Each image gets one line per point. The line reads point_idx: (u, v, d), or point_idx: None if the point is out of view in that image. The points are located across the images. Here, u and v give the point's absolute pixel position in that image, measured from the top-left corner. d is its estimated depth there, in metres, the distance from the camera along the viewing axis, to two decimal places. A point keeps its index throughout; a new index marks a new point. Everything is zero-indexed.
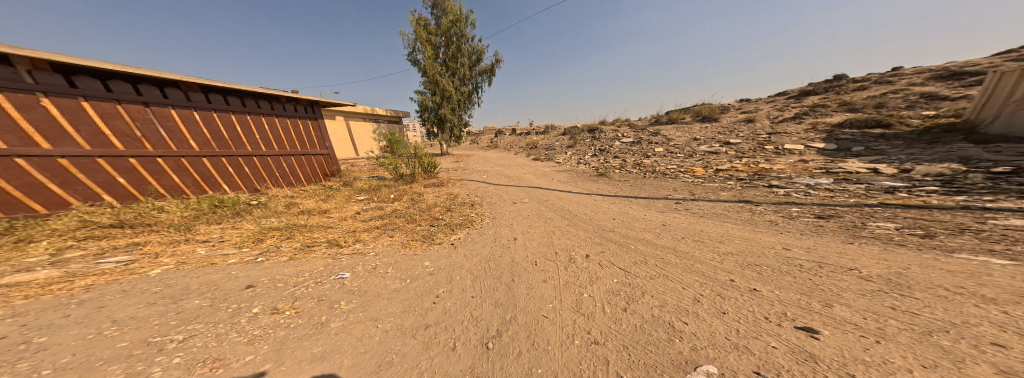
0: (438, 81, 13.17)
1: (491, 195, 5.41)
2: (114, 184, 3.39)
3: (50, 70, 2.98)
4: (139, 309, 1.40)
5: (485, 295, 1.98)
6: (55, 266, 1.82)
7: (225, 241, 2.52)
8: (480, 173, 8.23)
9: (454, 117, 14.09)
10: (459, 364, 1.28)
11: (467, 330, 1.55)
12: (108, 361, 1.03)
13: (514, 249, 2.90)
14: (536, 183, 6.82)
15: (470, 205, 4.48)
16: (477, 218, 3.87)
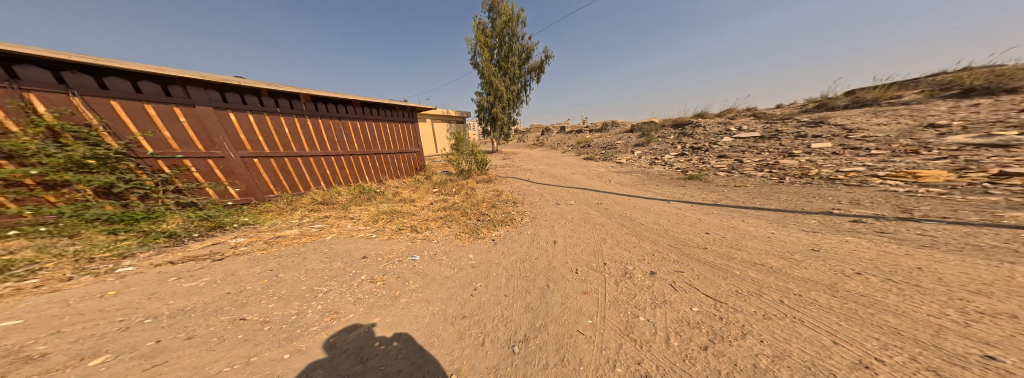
0: (491, 82, 13.51)
1: (535, 193, 5.42)
2: (334, 174, 5.69)
3: (313, 101, 5.30)
4: (313, 264, 2.51)
5: (518, 296, 2.06)
6: (293, 227, 3.51)
7: (357, 219, 3.81)
8: (527, 171, 8.33)
9: (504, 116, 14.30)
10: (485, 361, 1.43)
11: (495, 329, 1.68)
12: (295, 299, 1.96)
13: (558, 253, 2.80)
14: (583, 185, 6.27)
15: (517, 203, 4.64)
16: (520, 216, 3.99)
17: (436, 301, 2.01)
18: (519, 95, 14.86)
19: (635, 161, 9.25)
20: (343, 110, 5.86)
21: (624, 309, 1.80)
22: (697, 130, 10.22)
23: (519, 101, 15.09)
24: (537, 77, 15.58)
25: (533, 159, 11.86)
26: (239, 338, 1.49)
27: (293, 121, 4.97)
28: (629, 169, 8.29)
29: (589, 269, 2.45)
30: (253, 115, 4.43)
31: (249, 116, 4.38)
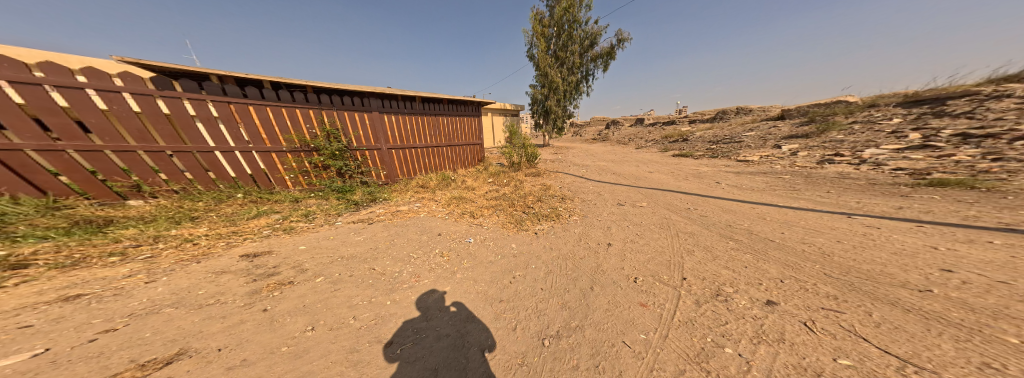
0: (547, 73, 12.95)
1: (587, 191, 5.10)
2: (438, 163, 6.77)
3: (429, 102, 6.48)
4: (393, 235, 3.15)
5: (556, 293, 2.05)
6: (388, 204, 4.38)
7: (433, 202, 4.46)
8: (578, 167, 7.87)
9: (559, 109, 13.70)
10: (515, 345, 1.52)
11: (528, 318, 1.74)
12: (374, 260, 2.57)
13: (612, 259, 2.56)
14: (643, 186, 5.53)
15: (568, 200, 4.46)
16: (570, 213, 3.85)
17: (480, 281, 2.22)
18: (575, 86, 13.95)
19: (799, 156, 7.08)
20: (445, 108, 6.91)
21: (689, 334, 1.51)
22: (985, 108, 5.94)
23: (574, 93, 14.19)
24: (598, 65, 14.22)
25: (586, 155, 11.14)
26: (351, 286, 2.12)
27: (418, 119, 6.20)
28: (714, 172, 6.80)
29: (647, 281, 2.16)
30: (396, 115, 5.78)
31: (394, 116, 5.75)
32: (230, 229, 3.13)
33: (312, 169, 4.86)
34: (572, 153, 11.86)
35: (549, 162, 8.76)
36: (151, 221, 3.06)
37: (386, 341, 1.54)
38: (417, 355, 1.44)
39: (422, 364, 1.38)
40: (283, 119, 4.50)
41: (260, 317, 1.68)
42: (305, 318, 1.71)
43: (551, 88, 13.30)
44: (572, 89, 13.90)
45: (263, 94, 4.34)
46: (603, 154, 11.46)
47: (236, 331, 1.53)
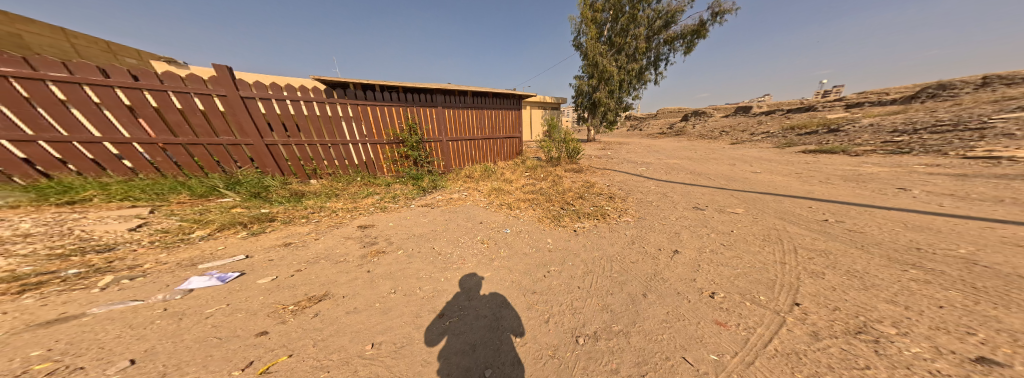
0: (598, 63, 11.73)
1: (638, 190, 4.54)
2: (481, 154, 6.95)
3: (477, 97, 6.75)
4: (438, 219, 3.40)
5: (596, 292, 1.82)
6: (437, 191, 4.68)
7: (475, 192, 4.60)
8: (630, 164, 7.06)
9: (609, 101, 12.40)
10: (546, 337, 1.45)
11: (562, 314, 1.62)
12: (423, 240, 2.82)
13: (673, 266, 2.15)
14: (715, 189, 4.60)
15: (619, 199, 4.00)
16: (623, 213, 3.42)
17: (515, 271, 2.23)
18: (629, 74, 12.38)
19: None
20: (492, 101, 7.07)
21: (779, 365, 1.13)
22: None
23: (629, 82, 12.61)
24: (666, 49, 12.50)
25: (639, 151, 9.95)
26: (405, 261, 2.39)
27: (470, 111, 6.42)
28: (820, 178, 5.24)
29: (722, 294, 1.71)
30: (454, 109, 6.12)
31: (453, 110, 6.09)
32: (349, 203, 3.76)
33: (402, 159, 5.50)
34: (623, 149, 10.76)
35: (591, 158, 8.18)
36: (320, 194, 4.02)
37: (436, 313, 1.70)
38: (462, 329, 1.55)
39: (461, 339, 1.46)
40: (388, 116, 5.21)
41: (344, 278, 2.10)
42: (380, 283, 2.04)
43: (601, 79, 12.06)
44: (626, 78, 12.38)
45: (350, 94, 4.84)
46: (656, 151, 10.14)
47: (328, 286, 1.98)
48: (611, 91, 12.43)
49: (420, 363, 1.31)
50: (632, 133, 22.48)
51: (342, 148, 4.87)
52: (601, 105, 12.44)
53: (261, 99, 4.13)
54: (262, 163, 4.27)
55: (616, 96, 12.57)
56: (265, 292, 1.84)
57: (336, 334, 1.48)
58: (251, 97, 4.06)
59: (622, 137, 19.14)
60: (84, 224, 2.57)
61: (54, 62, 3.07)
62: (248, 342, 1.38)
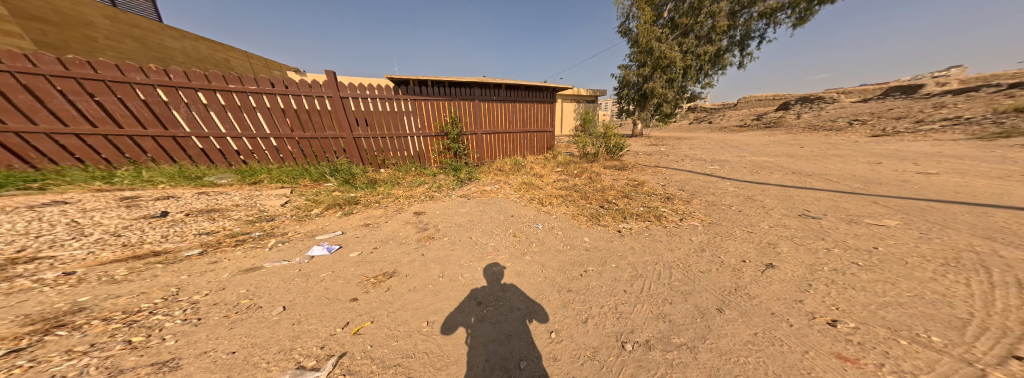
0: (654, 49, 10.28)
1: (702, 192, 3.91)
2: (514, 148, 6.92)
3: (512, 91, 6.75)
4: (474, 210, 3.58)
5: (645, 298, 1.66)
6: (471, 183, 4.87)
7: (510, 185, 4.65)
8: (695, 163, 6.13)
9: (666, 92, 10.85)
10: (584, 337, 1.41)
11: (604, 316, 1.55)
12: (464, 229, 3.01)
13: (754, 281, 1.77)
14: (817, 195, 3.64)
15: (683, 202, 3.48)
16: (688, 219, 2.95)
17: (549, 267, 2.21)
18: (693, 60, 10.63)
19: None
20: (530, 95, 6.95)
21: None
22: None
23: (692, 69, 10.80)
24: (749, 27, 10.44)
25: (707, 147, 8.53)
26: (449, 247, 2.60)
27: (506, 105, 6.37)
28: (1002, 186, 3.67)
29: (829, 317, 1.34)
30: (490, 103, 6.20)
31: (490, 104, 6.18)
32: (408, 192, 4.20)
33: (446, 150, 5.94)
34: (683, 145, 9.41)
35: (641, 155, 7.42)
36: (388, 182, 4.61)
37: (477, 301, 1.82)
38: (499, 318, 1.62)
39: (498, 328, 1.54)
40: (438, 110, 5.62)
41: (396, 257, 2.40)
42: (432, 267, 2.26)
43: (656, 67, 10.60)
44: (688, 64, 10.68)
45: (408, 91, 5.41)
46: (724, 147, 8.63)
47: (380, 263, 2.30)
48: (668, 81, 10.87)
49: (463, 344, 1.43)
50: (698, 126, 19.36)
51: (399, 140, 5.48)
52: (655, 96, 10.99)
53: (355, 99, 4.93)
54: (354, 156, 5.14)
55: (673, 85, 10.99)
56: (354, 264, 2.26)
57: (401, 308, 1.73)
58: (349, 97, 4.87)
59: (684, 131, 16.69)
60: (262, 198, 3.60)
61: (252, 79, 4.34)
62: (342, 305, 1.73)
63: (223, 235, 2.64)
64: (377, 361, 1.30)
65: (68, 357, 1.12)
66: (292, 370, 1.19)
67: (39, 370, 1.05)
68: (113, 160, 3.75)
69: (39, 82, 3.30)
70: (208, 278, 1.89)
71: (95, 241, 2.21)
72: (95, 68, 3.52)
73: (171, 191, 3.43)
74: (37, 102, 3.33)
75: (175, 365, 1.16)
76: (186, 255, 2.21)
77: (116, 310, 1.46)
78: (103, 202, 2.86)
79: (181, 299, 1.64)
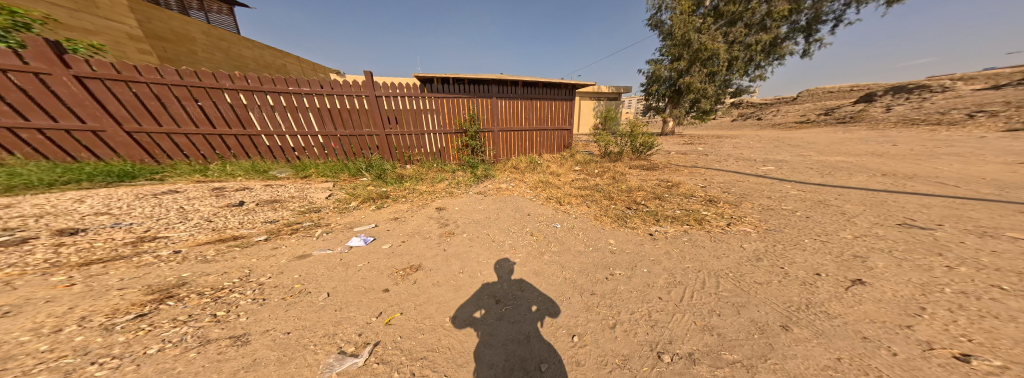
0: (692, 41, 9.44)
1: (754, 195, 3.49)
2: (531, 146, 6.83)
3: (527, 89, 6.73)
4: (492, 207, 3.62)
5: (688, 308, 1.51)
6: (487, 180, 4.91)
7: (526, 183, 4.63)
8: (745, 163, 5.55)
9: (705, 87, 9.97)
10: (613, 343, 1.35)
11: (635, 323, 1.47)
12: (484, 226, 3.05)
13: (816, 286, 1.56)
14: (925, 202, 2.97)
15: (731, 205, 3.12)
16: (738, 222, 2.64)
17: (569, 269, 2.15)
18: (732, 53, 9.71)
19: None
20: (549, 94, 6.81)
21: None
22: None
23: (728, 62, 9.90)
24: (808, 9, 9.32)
25: (758, 147, 7.60)
26: (469, 244, 2.65)
27: (523, 103, 6.31)
28: None
29: (935, 333, 1.11)
30: (507, 101, 6.17)
31: (507, 102, 6.16)
32: (429, 188, 4.34)
33: (464, 147, 6.05)
34: (726, 144, 8.53)
35: (674, 155, 6.90)
36: (412, 178, 4.78)
37: (497, 299, 1.82)
38: (517, 318, 1.62)
39: (516, 328, 1.53)
40: (457, 108, 5.75)
41: (420, 252, 2.50)
42: (454, 263, 2.32)
43: (694, 60, 9.75)
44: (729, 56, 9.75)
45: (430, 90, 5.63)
46: (774, 146, 7.71)
47: (405, 257, 2.41)
48: (707, 74, 9.96)
49: (483, 342, 1.45)
50: (745, 124, 17.44)
51: (418, 137, 5.68)
52: (692, 91, 10.09)
53: (387, 97, 5.25)
54: (386, 152, 5.51)
55: (713, 80, 10.05)
56: (386, 256, 2.41)
57: (427, 302, 1.79)
58: (382, 96, 5.21)
59: (728, 129, 15.13)
60: (312, 191, 4.03)
61: (303, 82, 4.82)
62: (375, 296, 1.84)
63: (282, 223, 2.98)
64: (405, 353, 1.36)
65: (173, 325, 1.37)
66: (334, 354, 1.31)
67: (149, 335, 1.29)
68: (210, 155, 4.57)
69: (163, 90, 4.11)
70: (268, 264, 2.15)
71: (190, 225, 2.70)
72: (199, 78, 4.27)
73: (245, 183, 4.10)
74: (162, 107, 4.17)
75: (245, 340, 1.34)
76: (256, 240, 2.55)
77: (207, 287, 1.75)
78: (200, 192, 3.54)
79: (250, 280, 1.90)
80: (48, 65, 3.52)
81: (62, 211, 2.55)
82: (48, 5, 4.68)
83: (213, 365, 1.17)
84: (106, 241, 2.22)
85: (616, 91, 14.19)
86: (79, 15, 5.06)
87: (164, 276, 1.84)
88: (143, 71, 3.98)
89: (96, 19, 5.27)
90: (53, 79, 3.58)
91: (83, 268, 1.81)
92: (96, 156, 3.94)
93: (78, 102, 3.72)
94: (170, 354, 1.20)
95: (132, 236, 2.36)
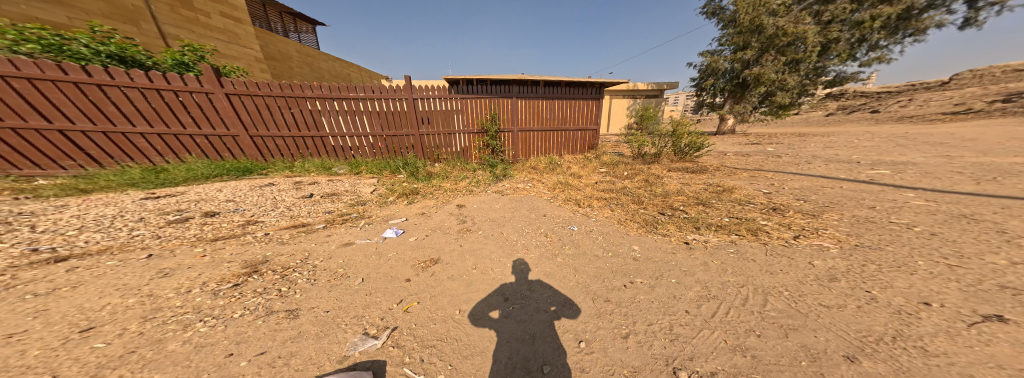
0: (764, 26, 8.15)
1: (846, 205, 2.92)
2: (550, 147, 6.68)
3: (548, 88, 6.56)
4: (508, 205, 3.62)
5: (720, 325, 1.38)
6: (505, 180, 4.86)
7: (545, 184, 4.54)
8: (842, 166, 4.66)
9: (784, 77, 8.54)
10: (624, 354, 1.28)
11: (653, 336, 1.37)
12: (500, 223, 3.06)
13: (904, 310, 1.29)
14: None
15: (803, 216, 2.68)
16: (811, 236, 2.28)
17: (582, 273, 2.08)
18: (826, 37, 8.57)
19: None
20: (572, 93, 6.55)
21: None
22: None
23: (823, 44, 8.77)
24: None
25: (862, 148, 6.25)
26: (481, 239, 2.69)
27: (545, 102, 6.19)
28: None
29: None
30: (526, 101, 6.06)
31: (526, 102, 6.06)
32: (448, 186, 4.40)
33: (485, 147, 6.09)
34: (808, 145, 7.27)
35: (730, 157, 6.19)
36: (435, 177, 4.80)
37: (505, 297, 1.80)
38: (524, 317, 1.59)
39: (521, 327, 1.50)
40: (481, 108, 5.79)
41: (440, 244, 2.58)
42: (471, 259, 2.31)
43: (767, 48, 8.45)
44: (817, 40, 8.34)
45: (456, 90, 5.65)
46: (886, 146, 6.28)
47: (423, 248, 2.50)
48: (786, 63, 8.55)
49: (490, 338, 1.43)
50: (850, 115, 14.16)
51: (447, 136, 5.81)
52: (763, 84, 8.71)
53: (424, 99, 5.39)
54: (420, 151, 5.74)
55: (796, 69, 8.61)
56: (411, 248, 2.48)
57: (442, 293, 1.81)
58: (421, 99, 5.37)
59: (817, 126, 12.67)
60: (361, 186, 4.28)
61: (363, 89, 5.17)
62: (398, 284, 1.91)
63: (337, 214, 3.21)
64: (417, 339, 1.39)
65: (253, 295, 1.65)
66: (359, 335, 1.38)
67: (237, 302, 1.58)
68: (298, 155, 5.21)
69: (273, 101, 4.78)
70: (321, 249, 2.37)
71: (277, 212, 3.14)
72: (293, 89, 4.86)
73: (315, 178, 4.55)
74: (269, 114, 4.82)
75: (296, 314, 1.51)
76: (316, 228, 2.81)
77: (279, 265, 2.06)
78: (286, 184, 4.10)
79: (308, 262, 2.15)
80: (208, 85, 4.38)
81: (210, 198, 3.36)
82: (213, 40, 6.92)
83: (271, 333, 1.35)
84: (228, 223, 2.80)
85: (657, 88, 13.30)
86: (231, 46, 7.32)
87: (254, 253, 2.22)
88: (261, 86, 4.68)
89: (239, 48, 7.50)
90: (210, 95, 4.44)
91: (213, 243, 2.36)
92: (231, 155, 4.80)
93: (224, 113, 4.57)
94: (246, 320, 1.43)
95: (239, 220, 2.87)
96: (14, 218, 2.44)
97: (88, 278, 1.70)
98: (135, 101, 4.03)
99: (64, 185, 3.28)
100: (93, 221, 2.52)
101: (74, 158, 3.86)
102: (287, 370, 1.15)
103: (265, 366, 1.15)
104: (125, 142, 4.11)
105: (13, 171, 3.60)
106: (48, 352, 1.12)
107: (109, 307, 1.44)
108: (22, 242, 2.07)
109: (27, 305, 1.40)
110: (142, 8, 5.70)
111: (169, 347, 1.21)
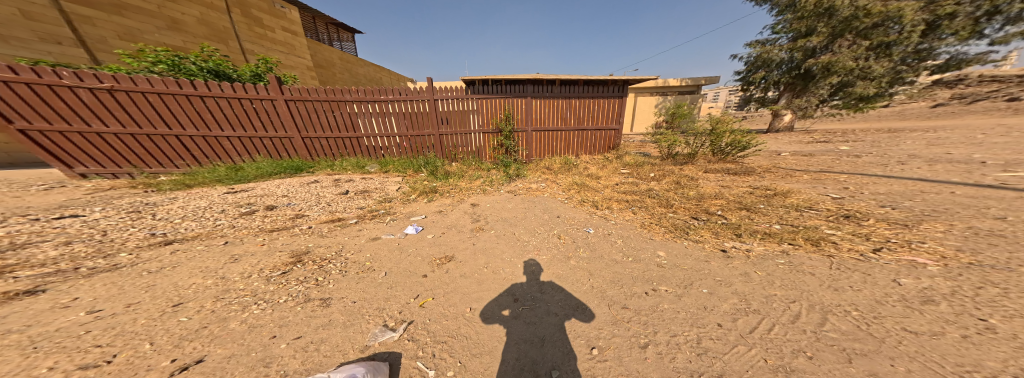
0: (836, 8, 7.39)
1: (958, 214, 2.48)
2: (565, 147, 6.56)
3: (565, 86, 6.42)
4: (523, 205, 3.60)
5: (758, 342, 1.25)
6: (518, 180, 4.84)
7: (561, 184, 4.44)
8: (957, 169, 3.90)
9: (870, 64, 7.54)
10: (640, 365, 1.20)
11: (675, 348, 1.27)
12: (514, 223, 3.03)
13: None
14: None
15: (891, 226, 2.35)
16: (899, 250, 1.97)
17: (597, 277, 1.99)
18: (935, 13, 7.27)
19: None
20: (589, 90, 6.35)
21: None
22: None
23: (931, 21, 7.47)
24: None
25: (992, 145, 5.25)
26: (495, 238, 2.69)
27: (560, 101, 6.07)
28: None
29: None
30: (541, 100, 5.98)
31: (541, 101, 5.99)
32: (461, 185, 4.43)
33: (499, 146, 6.11)
34: (903, 142, 6.30)
35: (785, 157, 5.74)
36: (449, 176, 4.85)
37: (515, 297, 1.76)
38: (533, 319, 1.54)
39: (531, 329, 1.46)
40: (495, 108, 5.79)
41: (462, 241, 2.62)
42: (482, 259, 2.29)
43: (842, 32, 7.59)
44: (918, 18, 7.19)
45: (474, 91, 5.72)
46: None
47: (440, 245, 2.53)
48: (872, 47, 7.61)
49: (499, 338, 1.41)
50: (974, 103, 11.18)
51: (463, 135, 5.88)
52: (835, 73, 7.82)
53: (444, 100, 5.49)
54: (440, 152, 5.86)
55: (887, 53, 7.58)
56: (429, 244, 2.52)
57: (455, 290, 1.81)
58: (443, 99, 5.47)
59: (917, 119, 10.51)
60: (388, 184, 4.43)
61: (392, 91, 5.30)
62: (415, 279, 1.94)
63: (368, 210, 3.35)
64: (431, 334, 1.39)
65: (295, 283, 1.76)
66: (379, 326, 1.40)
67: (283, 288, 1.68)
68: (338, 155, 5.49)
69: (320, 105, 5.08)
70: (353, 242, 2.47)
71: (320, 207, 3.32)
72: (335, 94, 5.12)
73: (351, 176, 4.79)
74: (316, 117, 5.12)
75: (328, 303, 1.58)
76: (350, 222, 2.95)
77: (319, 256, 2.18)
78: (328, 181, 4.34)
79: (341, 254, 2.24)
80: (271, 92, 4.76)
81: (270, 193, 3.65)
82: (277, 52, 8.00)
83: (307, 319, 1.42)
84: (282, 215, 3.00)
85: (693, 83, 12.66)
86: (289, 56, 8.32)
87: (301, 244, 2.38)
88: (309, 92, 5.00)
89: (294, 57, 8.49)
90: (273, 102, 4.83)
91: (271, 233, 2.55)
92: (288, 155, 5.20)
93: (284, 117, 4.94)
94: (288, 305, 1.52)
95: (290, 213, 3.06)
96: (144, 208, 2.92)
97: (183, 260, 1.97)
98: (222, 109, 4.56)
99: (176, 181, 3.84)
100: (192, 211, 2.89)
101: (184, 158, 4.58)
102: (317, 355, 1.18)
103: (299, 350, 1.20)
104: (216, 144, 4.72)
105: (145, 168, 4.40)
106: (150, 321, 1.32)
107: (194, 286, 1.65)
108: (145, 228, 2.48)
109: (142, 280, 1.68)
110: (230, 29, 6.92)
111: (229, 325, 1.32)
